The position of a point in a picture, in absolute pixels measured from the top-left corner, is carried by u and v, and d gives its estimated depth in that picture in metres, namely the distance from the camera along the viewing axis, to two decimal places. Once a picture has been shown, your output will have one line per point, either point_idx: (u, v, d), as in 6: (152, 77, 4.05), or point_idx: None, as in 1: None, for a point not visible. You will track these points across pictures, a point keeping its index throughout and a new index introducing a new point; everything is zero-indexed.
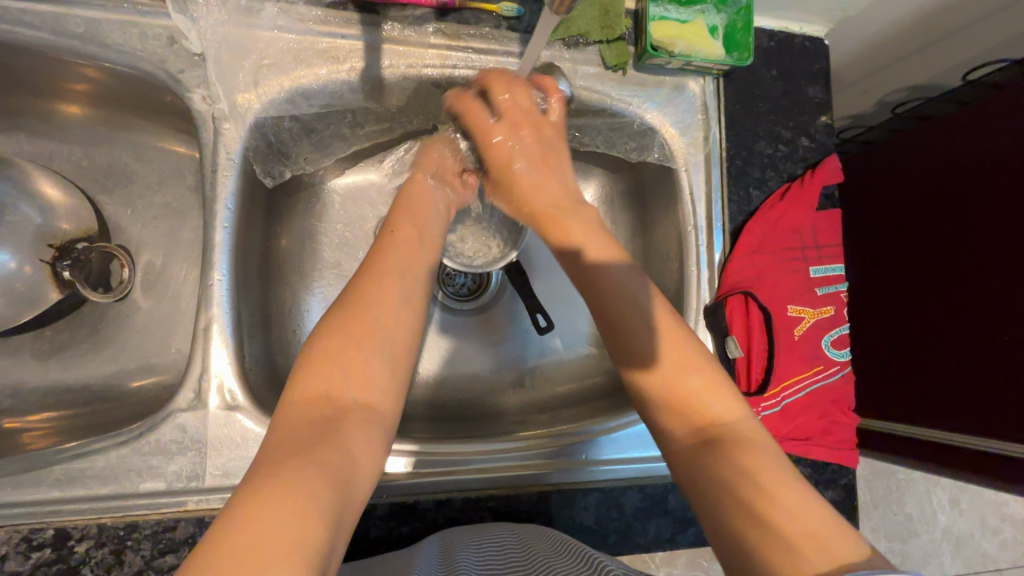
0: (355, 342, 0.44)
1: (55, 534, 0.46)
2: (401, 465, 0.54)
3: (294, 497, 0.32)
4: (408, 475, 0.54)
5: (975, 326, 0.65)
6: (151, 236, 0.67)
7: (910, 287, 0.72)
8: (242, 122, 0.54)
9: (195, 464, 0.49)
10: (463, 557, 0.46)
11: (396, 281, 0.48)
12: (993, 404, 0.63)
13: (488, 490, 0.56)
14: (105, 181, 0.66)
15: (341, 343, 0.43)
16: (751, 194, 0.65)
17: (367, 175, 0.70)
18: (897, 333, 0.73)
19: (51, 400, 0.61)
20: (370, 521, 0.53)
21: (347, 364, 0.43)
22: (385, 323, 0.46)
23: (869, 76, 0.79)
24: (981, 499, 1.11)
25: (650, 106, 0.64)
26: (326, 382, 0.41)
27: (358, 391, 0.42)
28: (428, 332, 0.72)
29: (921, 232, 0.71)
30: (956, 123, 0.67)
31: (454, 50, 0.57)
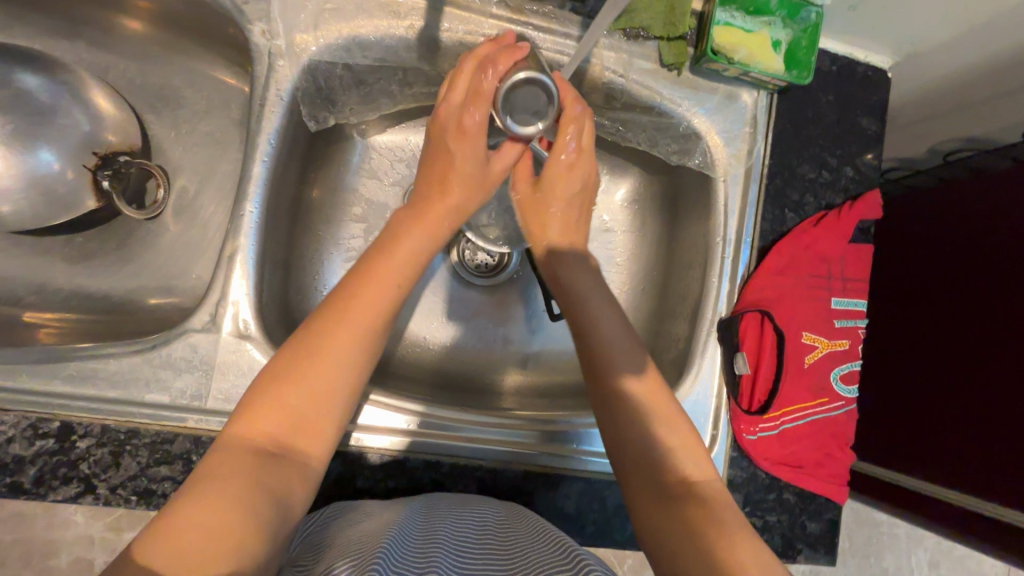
0: (310, 379, 0.40)
1: (61, 427, 0.47)
2: (402, 422, 0.55)
3: (219, 510, 0.33)
4: (406, 434, 0.55)
5: (968, 384, 0.65)
6: (190, 162, 0.68)
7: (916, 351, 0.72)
8: (297, 61, 0.55)
9: (201, 384, 0.50)
10: (442, 527, 0.47)
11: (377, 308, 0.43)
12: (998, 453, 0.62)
13: (478, 461, 0.56)
14: (155, 101, 0.68)
15: (299, 375, 0.40)
16: (785, 216, 0.64)
17: (410, 137, 0.71)
18: (897, 390, 0.73)
19: (72, 303, 0.63)
20: (361, 471, 0.54)
21: (299, 400, 0.39)
22: (352, 346, 0.41)
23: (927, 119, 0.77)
24: (960, 565, 1.10)
25: (700, 111, 0.63)
26: (275, 417, 0.39)
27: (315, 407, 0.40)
28: (440, 301, 0.73)
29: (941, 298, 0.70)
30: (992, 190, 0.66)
31: (515, 23, 0.58)
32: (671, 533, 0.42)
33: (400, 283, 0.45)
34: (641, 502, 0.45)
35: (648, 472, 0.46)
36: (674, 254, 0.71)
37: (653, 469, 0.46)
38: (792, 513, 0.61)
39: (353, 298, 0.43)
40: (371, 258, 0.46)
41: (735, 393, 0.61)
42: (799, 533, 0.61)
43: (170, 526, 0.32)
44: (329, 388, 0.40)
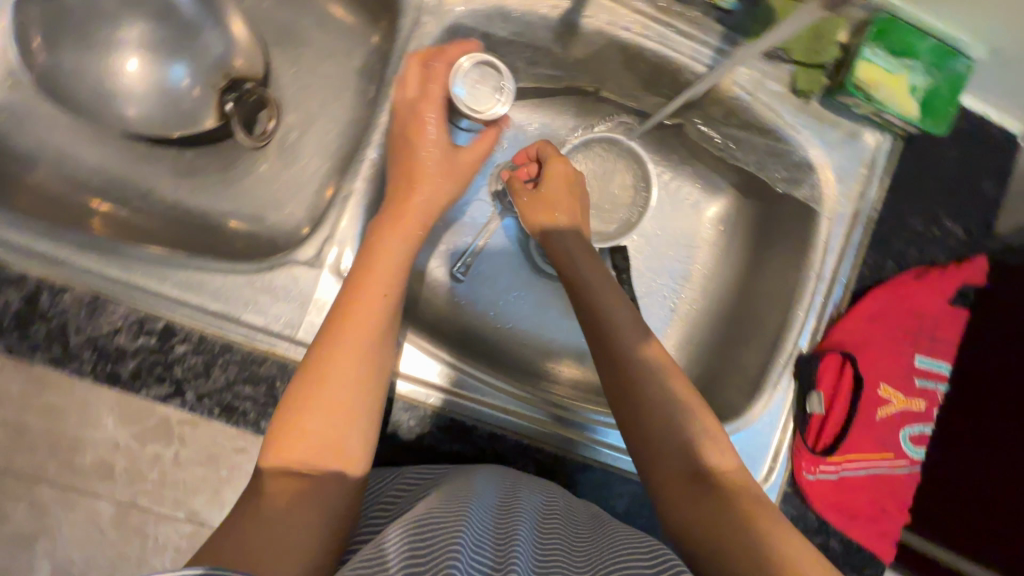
0: (326, 408, 0.41)
1: (164, 328, 0.49)
2: (435, 373, 0.55)
3: (298, 541, 0.36)
4: (439, 388, 0.55)
5: None
6: (303, 101, 0.70)
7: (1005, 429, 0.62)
8: (442, 20, 0.55)
9: (296, 314, 0.51)
10: (525, 498, 0.48)
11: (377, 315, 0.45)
12: None
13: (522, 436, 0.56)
14: (284, 36, 0.69)
15: (318, 405, 0.41)
16: (886, 264, 0.62)
17: (516, 115, 0.73)
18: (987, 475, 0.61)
19: (172, 214, 0.65)
20: (414, 429, 0.54)
21: (320, 432, 0.41)
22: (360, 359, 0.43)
23: None
24: None
25: (818, 143, 0.62)
26: (306, 449, 0.40)
27: (339, 430, 0.41)
28: (513, 282, 0.72)
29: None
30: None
31: (656, 22, 0.58)
32: (701, 509, 0.44)
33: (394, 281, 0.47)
34: (673, 488, 0.46)
35: (672, 452, 0.47)
36: (756, 281, 0.70)
37: (677, 446, 0.47)
38: (836, 564, 0.60)
39: (347, 320, 0.44)
40: (365, 268, 0.47)
41: (801, 428, 0.61)
42: None
43: (229, 552, 0.35)
44: (348, 408, 0.42)
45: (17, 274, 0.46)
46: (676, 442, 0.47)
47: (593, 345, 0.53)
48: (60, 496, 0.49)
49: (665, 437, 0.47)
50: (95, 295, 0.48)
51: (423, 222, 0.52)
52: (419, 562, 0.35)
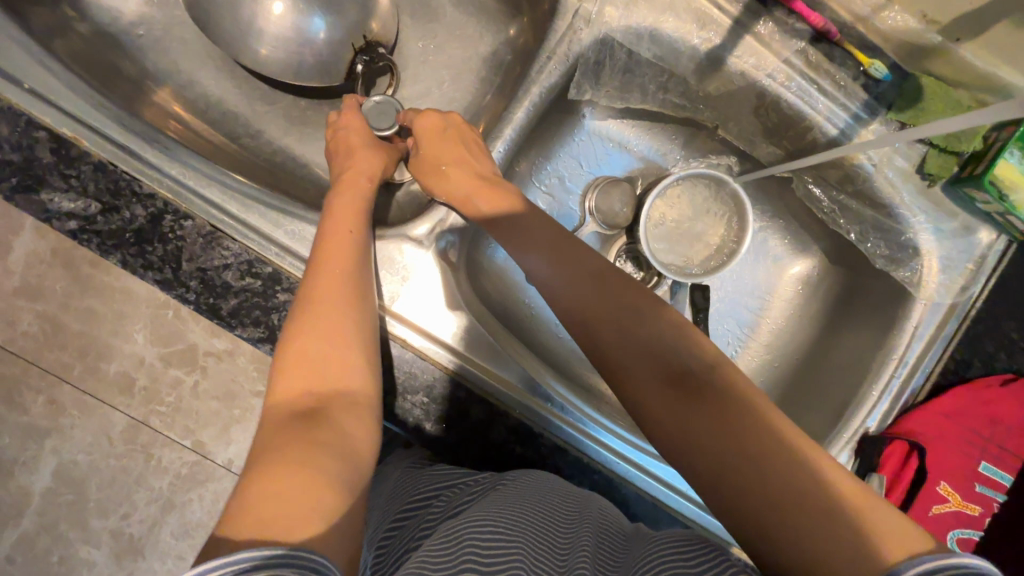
0: (310, 341, 0.41)
1: (270, 274, 0.49)
2: (450, 332, 0.55)
3: (314, 466, 0.32)
4: (450, 347, 0.54)
5: None
6: (423, 76, 0.70)
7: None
8: (596, 31, 0.55)
9: None
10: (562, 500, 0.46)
11: (342, 254, 0.47)
12: None
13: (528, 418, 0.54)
14: (418, 8, 0.70)
15: (307, 335, 0.41)
16: (972, 363, 0.61)
17: (626, 134, 0.73)
18: None
19: (277, 160, 0.66)
20: (432, 403, 0.52)
21: (311, 357, 0.40)
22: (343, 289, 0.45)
23: None
24: None
25: (930, 229, 0.61)
26: (300, 377, 0.39)
27: (333, 367, 0.40)
28: None
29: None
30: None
31: (801, 77, 0.57)
32: (706, 429, 0.36)
33: (355, 231, 0.49)
34: (705, 444, 0.36)
35: (643, 371, 0.40)
36: (827, 348, 0.70)
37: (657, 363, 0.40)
38: None
39: (323, 261, 0.46)
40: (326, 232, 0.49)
41: None
42: None
43: (252, 487, 0.30)
44: (334, 334, 0.42)
45: (146, 190, 0.47)
46: (651, 363, 0.40)
47: (528, 271, 0.50)
48: (79, 401, 0.64)
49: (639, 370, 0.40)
50: (212, 228, 0.48)
51: (368, 175, 0.56)
52: (485, 556, 0.35)
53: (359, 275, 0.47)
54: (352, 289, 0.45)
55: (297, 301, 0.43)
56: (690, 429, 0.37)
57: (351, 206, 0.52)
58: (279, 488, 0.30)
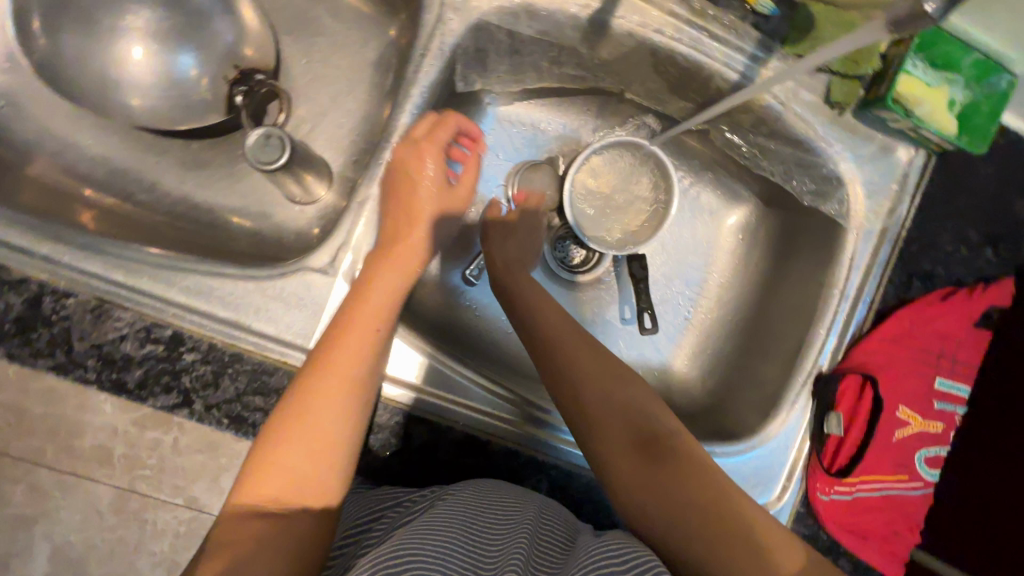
0: (302, 445, 0.40)
1: (171, 335, 0.47)
2: (413, 372, 0.53)
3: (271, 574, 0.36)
4: (413, 387, 0.53)
5: None
6: (316, 94, 0.67)
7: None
8: (467, 18, 0.52)
9: (308, 323, 0.50)
10: (504, 507, 0.46)
11: (360, 360, 0.44)
12: None
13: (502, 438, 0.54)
14: (297, 25, 0.67)
15: (297, 432, 0.40)
16: (911, 284, 0.61)
17: (535, 113, 0.70)
18: None
19: (178, 211, 0.63)
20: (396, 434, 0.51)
21: (292, 463, 0.40)
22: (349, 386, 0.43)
23: None
24: None
25: (849, 156, 0.60)
26: (279, 478, 0.39)
27: (315, 475, 0.40)
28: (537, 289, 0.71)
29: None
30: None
31: (691, 27, 0.55)
32: (658, 490, 0.43)
33: (376, 319, 0.46)
34: (639, 482, 0.44)
35: (615, 425, 0.47)
36: (773, 294, 0.69)
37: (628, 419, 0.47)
38: None
39: (331, 348, 0.44)
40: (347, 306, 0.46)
41: (818, 449, 0.60)
42: None
43: None
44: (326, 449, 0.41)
45: (16, 276, 0.45)
46: (624, 420, 0.47)
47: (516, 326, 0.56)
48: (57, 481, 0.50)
49: (613, 419, 0.47)
50: (99, 300, 0.46)
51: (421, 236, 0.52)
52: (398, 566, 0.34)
53: (368, 370, 0.44)
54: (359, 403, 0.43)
55: (292, 390, 0.42)
56: (640, 476, 0.44)
57: (386, 281, 0.48)
58: None
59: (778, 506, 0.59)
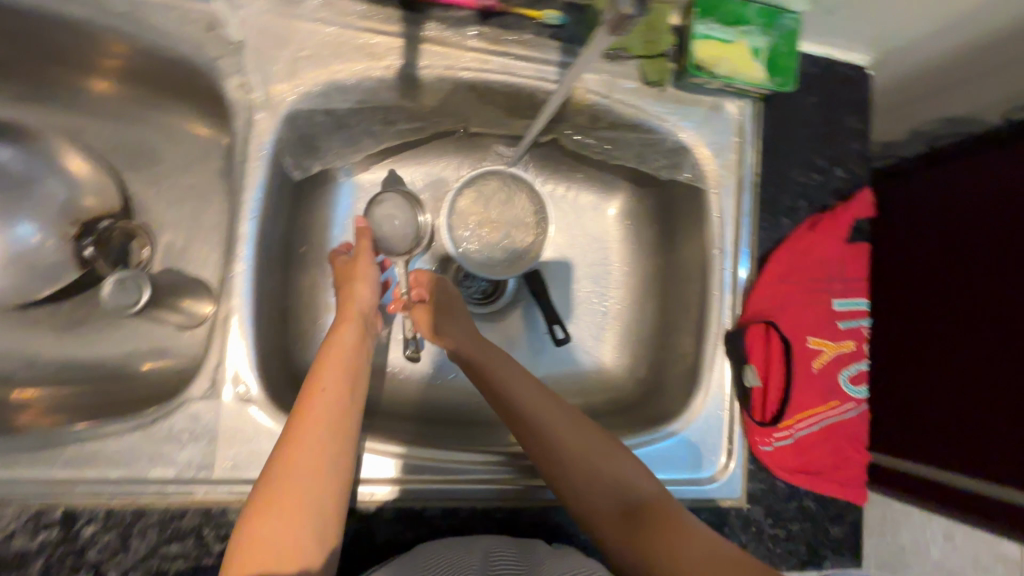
0: (281, 519, 0.39)
1: (63, 514, 0.46)
2: (390, 469, 0.54)
3: None
4: (396, 481, 0.53)
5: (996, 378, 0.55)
6: (173, 217, 0.67)
7: (945, 337, 0.61)
8: (276, 113, 0.53)
9: (206, 453, 0.49)
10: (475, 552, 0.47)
11: (333, 424, 0.45)
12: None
13: (498, 501, 0.55)
14: (133, 159, 0.66)
15: (278, 503, 0.40)
16: (780, 222, 0.63)
17: (396, 170, 0.70)
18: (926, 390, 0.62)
19: (63, 376, 0.61)
20: (381, 527, 0.52)
21: (279, 535, 0.39)
22: (328, 450, 0.44)
23: None
24: None
25: (686, 125, 0.63)
26: (262, 554, 0.38)
27: (297, 545, 0.39)
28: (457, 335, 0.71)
29: (973, 268, 0.59)
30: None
31: (494, 55, 0.57)
32: (624, 520, 0.48)
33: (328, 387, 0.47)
34: (608, 519, 0.49)
35: (574, 446, 0.51)
36: (670, 267, 0.71)
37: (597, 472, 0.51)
38: (815, 520, 0.62)
39: (303, 415, 0.45)
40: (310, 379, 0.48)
41: (747, 405, 0.61)
42: (823, 537, 0.62)
43: None
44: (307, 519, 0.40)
45: None
46: (582, 439, 0.52)
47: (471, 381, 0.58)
48: None
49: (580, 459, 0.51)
50: None
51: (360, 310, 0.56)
52: None
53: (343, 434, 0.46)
54: (338, 469, 0.44)
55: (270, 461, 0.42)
56: (608, 506, 0.49)
57: (339, 350, 0.51)
58: None
59: (727, 473, 0.60)
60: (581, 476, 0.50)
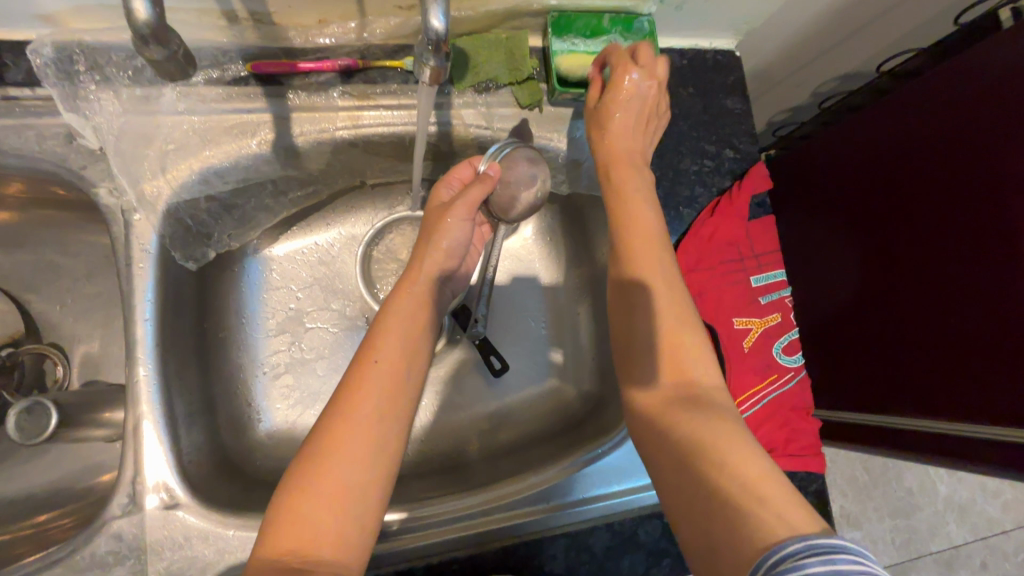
0: (330, 495, 0.42)
1: None
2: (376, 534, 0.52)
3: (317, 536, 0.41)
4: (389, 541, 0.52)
5: (956, 300, 0.60)
6: (87, 330, 0.66)
7: (899, 283, 0.65)
8: (154, 210, 0.53)
9: (136, 572, 0.47)
10: None
11: (382, 391, 0.47)
12: (993, 370, 0.57)
13: (513, 539, 0.55)
14: (30, 279, 0.65)
15: (338, 454, 0.43)
16: (681, 213, 0.64)
17: (309, 237, 0.70)
18: (888, 319, 0.67)
19: None
20: None
21: (326, 491, 0.42)
22: (384, 412, 0.47)
23: (800, 70, 0.83)
24: None
25: (575, 137, 0.63)
26: (312, 505, 0.41)
27: (342, 498, 0.42)
28: None
29: (902, 206, 0.65)
30: (933, 92, 0.62)
31: (365, 110, 0.57)
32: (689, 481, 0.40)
33: (378, 361, 0.49)
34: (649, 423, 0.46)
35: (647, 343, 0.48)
36: (595, 274, 0.70)
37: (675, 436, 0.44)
38: None
39: (363, 377, 0.47)
40: (371, 341, 0.50)
41: None
42: None
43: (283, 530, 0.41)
44: (354, 497, 0.43)
45: None
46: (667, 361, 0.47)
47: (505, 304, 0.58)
48: None
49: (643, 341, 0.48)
50: None
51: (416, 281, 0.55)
52: None
53: (393, 396, 0.48)
54: (385, 446, 0.45)
55: (330, 411, 0.46)
56: (675, 432, 0.43)
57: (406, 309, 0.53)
58: (302, 536, 0.40)
59: None
60: (674, 375, 0.46)
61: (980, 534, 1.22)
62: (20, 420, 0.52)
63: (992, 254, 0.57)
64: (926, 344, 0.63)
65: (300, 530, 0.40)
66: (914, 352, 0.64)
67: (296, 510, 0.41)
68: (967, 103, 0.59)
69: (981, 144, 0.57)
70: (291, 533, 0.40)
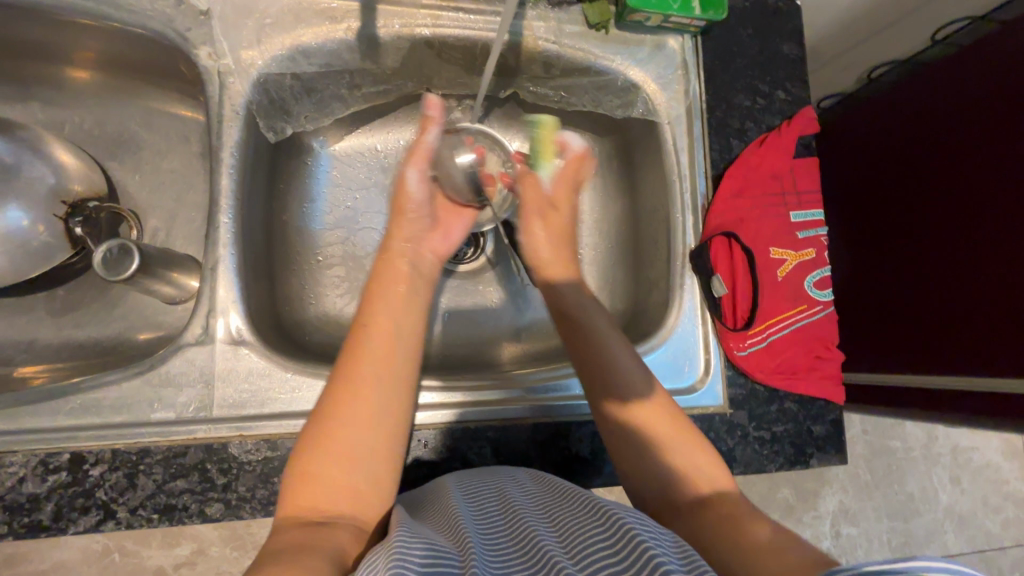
0: (341, 457, 0.41)
1: (70, 458, 0.47)
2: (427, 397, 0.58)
3: (335, 496, 0.40)
4: (438, 405, 0.58)
5: (970, 251, 0.69)
6: (158, 201, 0.70)
7: (927, 238, 0.73)
8: (247, 77, 0.58)
9: (204, 395, 0.51)
10: (515, 494, 0.46)
11: (379, 349, 0.46)
12: (1001, 309, 0.66)
13: (538, 419, 0.59)
14: (114, 148, 0.69)
15: (341, 414, 0.43)
16: (731, 144, 0.68)
17: (367, 140, 0.74)
18: (907, 270, 0.76)
19: (64, 355, 0.64)
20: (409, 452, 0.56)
21: (338, 451, 0.41)
22: (382, 370, 0.45)
23: (855, 39, 0.86)
24: (981, 478, 1.25)
25: (632, 63, 0.67)
26: (326, 466, 0.41)
27: (357, 457, 0.42)
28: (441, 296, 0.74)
29: (932, 170, 0.73)
30: (963, 69, 0.70)
31: (445, 10, 0.61)
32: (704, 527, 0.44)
33: (367, 325, 0.48)
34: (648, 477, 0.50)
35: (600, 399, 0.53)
36: (637, 202, 0.74)
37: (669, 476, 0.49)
38: (797, 421, 0.64)
39: (358, 340, 0.47)
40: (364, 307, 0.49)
41: (718, 315, 0.64)
42: (807, 438, 0.64)
43: (297, 488, 0.40)
44: (367, 457, 0.42)
45: None
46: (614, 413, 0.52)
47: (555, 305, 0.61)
48: None
49: (605, 372, 0.53)
50: None
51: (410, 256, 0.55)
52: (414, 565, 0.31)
53: (392, 351, 0.47)
54: (394, 411, 0.44)
55: (331, 373, 0.45)
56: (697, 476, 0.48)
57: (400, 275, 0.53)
58: (319, 496, 0.40)
59: (705, 383, 0.63)
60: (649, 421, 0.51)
61: (977, 546, 1.23)
62: (103, 255, 0.56)
63: (1001, 219, 0.66)
64: (941, 290, 0.72)
65: (316, 491, 0.40)
66: (931, 298, 0.73)
67: (310, 471, 0.41)
68: (996, 99, 0.66)
69: (1004, 130, 0.65)
70: (309, 494, 0.40)
